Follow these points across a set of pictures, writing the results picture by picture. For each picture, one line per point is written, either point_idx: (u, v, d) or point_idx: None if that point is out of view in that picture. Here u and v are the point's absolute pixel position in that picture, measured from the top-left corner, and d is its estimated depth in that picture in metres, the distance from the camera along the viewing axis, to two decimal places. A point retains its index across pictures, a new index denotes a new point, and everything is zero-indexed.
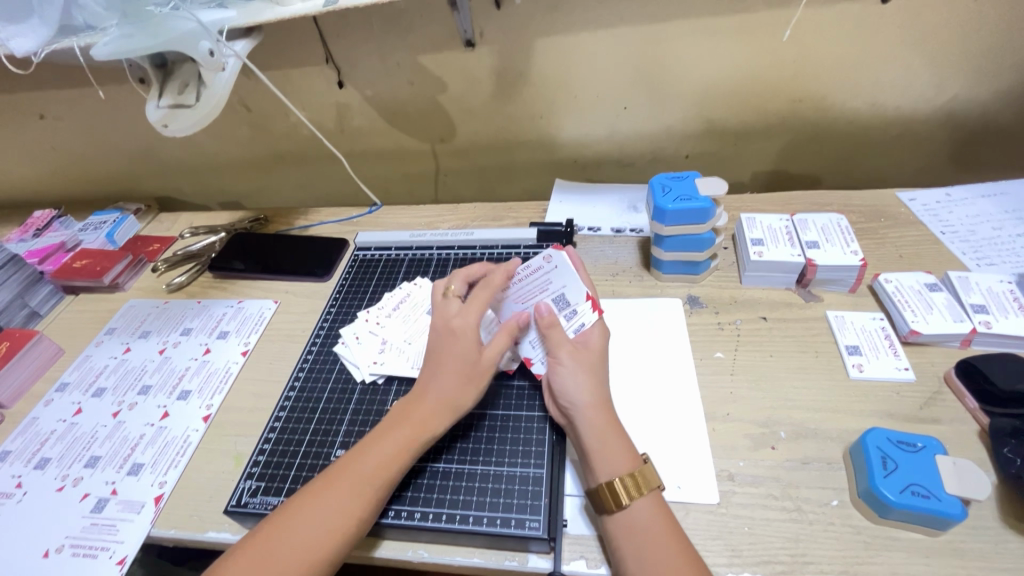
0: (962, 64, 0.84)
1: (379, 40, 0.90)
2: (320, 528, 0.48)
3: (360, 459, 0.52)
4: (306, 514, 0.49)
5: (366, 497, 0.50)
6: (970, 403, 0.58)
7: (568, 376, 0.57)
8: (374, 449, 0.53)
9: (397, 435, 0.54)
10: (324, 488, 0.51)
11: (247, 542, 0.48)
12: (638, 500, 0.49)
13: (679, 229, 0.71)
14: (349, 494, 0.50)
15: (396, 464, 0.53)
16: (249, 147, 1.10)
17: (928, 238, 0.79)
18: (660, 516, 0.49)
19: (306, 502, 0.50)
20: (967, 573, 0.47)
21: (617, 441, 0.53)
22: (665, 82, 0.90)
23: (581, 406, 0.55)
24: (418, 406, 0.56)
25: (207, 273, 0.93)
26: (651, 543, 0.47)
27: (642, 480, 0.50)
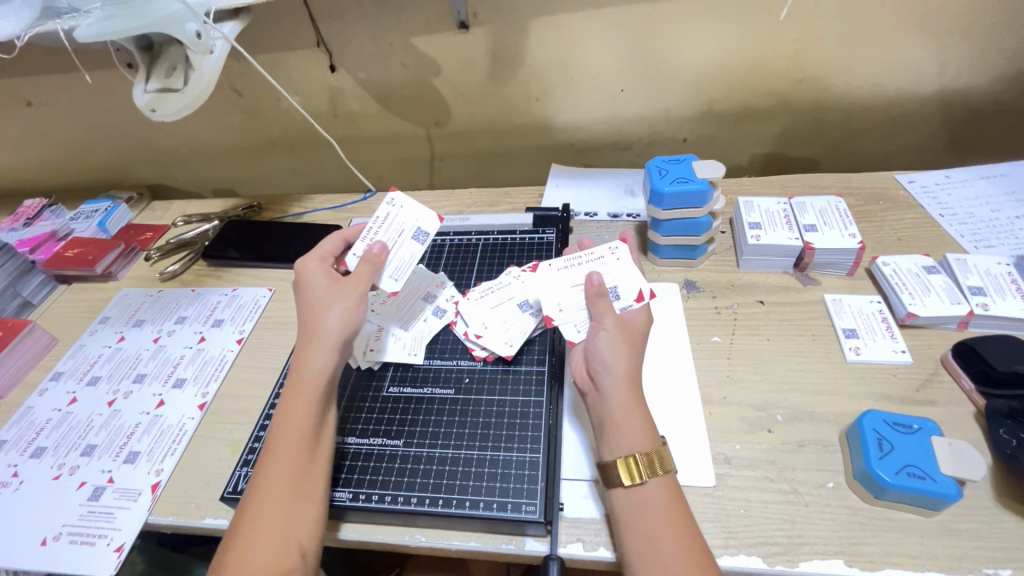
0: (963, 43, 0.83)
1: (371, 21, 0.88)
2: (275, 505, 0.48)
3: (275, 434, 0.52)
4: (260, 499, 0.48)
5: (299, 459, 0.51)
6: (966, 384, 0.58)
7: (606, 343, 0.55)
8: (287, 418, 0.53)
9: (296, 397, 0.54)
10: (263, 470, 0.50)
11: (225, 543, 0.47)
12: (651, 479, 0.49)
13: (676, 212, 0.71)
14: (287, 464, 0.50)
15: (308, 419, 0.53)
16: (241, 133, 1.09)
17: (927, 220, 0.78)
18: (672, 500, 0.48)
19: (254, 489, 0.49)
20: (961, 552, 0.48)
21: (638, 421, 0.52)
22: (663, 63, 0.89)
23: (614, 368, 0.54)
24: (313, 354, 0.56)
25: (201, 261, 0.92)
26: (660, 523, 0.47)
27: (658, 461, 0.50)
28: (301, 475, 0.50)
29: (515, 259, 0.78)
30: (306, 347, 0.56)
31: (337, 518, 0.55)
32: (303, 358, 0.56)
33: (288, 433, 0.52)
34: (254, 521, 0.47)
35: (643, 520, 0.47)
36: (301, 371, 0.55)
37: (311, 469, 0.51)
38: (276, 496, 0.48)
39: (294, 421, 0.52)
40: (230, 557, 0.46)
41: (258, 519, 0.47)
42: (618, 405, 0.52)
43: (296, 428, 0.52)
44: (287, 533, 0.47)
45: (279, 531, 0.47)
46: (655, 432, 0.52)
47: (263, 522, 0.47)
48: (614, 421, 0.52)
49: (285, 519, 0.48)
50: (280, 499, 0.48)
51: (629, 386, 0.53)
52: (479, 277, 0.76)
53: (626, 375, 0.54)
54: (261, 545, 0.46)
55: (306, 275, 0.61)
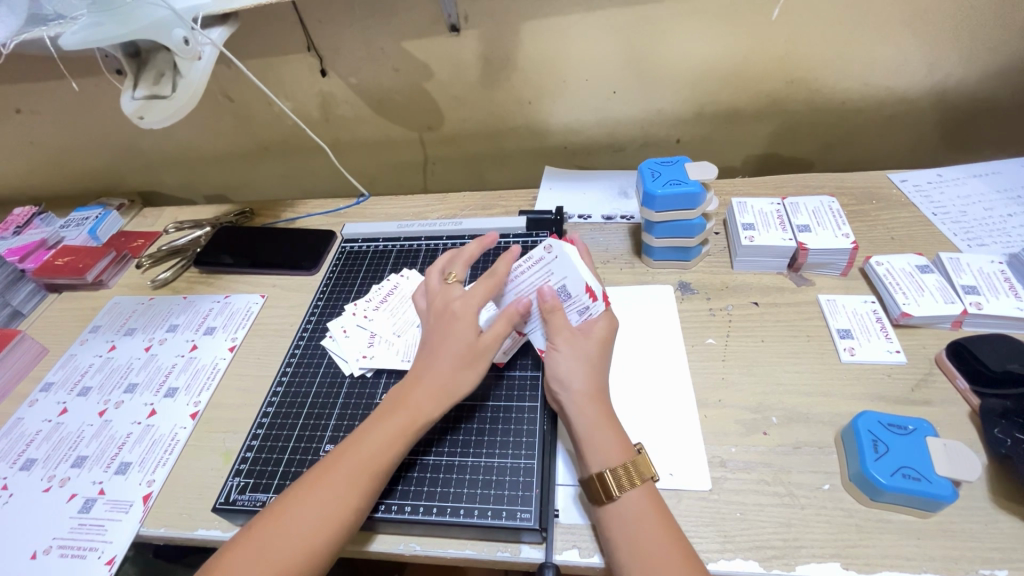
0: (953, 43, 0.83)
1: (362, 26, 0.88)
2: (320, 516, 0.47)
3: (358, 447, 0.52)
4: (309, 504, 0.48)
5: (368, 485, 0.50)
6: (961, 384, 0.58)
7: (562, 364, 0.55)
8: (372, 436, 0.52)
9: (397, 424, 0.53)
10: (325, 474, 0.50)
11: (245, 540, 0.46)
12: (629, 491, 0.49)
13: (669, 214, 0.71)
14: (350, 484, 0.50)
15: (396, 449, 0.52)
16: (232, 138, 1.08)
17: (920, 219, 0.78)
18: (653, 508, 0.48)
19: (307, 489, 0.49)
20: (958, 553, 0.47)
21: (608, 436, 0.52)
22: (655, 65, 0.89)
23: (567, 385, 0.55)
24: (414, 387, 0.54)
25: (193, 268, 0.92)
26: (644, 531, 0.47)
27: (635, 471, 0.49)
28: (359, 498, 0.49)
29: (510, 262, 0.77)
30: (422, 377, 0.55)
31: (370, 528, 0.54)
32: (420, 388, 0.54)
33: (367, 453, 0.51)
34: (292, 524, 0.47)
35: (623, 530, 0.47)
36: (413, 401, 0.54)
37: (365, 497, 0.50)
38: (327, 509, 0.48)
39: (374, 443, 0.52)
40: (247, 548, 0.46)
41: (298, 523, 0.47)
42: (589, 423, 0.53)
43: (379, 451, 0.51)
44: (315, 548, 0.46)
45: (312, 545, 0.46)
46: (627, 442, 0.52)
47: (302, 527, 0.47)
48: (583, 436, 0.52)
49: (323, 533, 0.47)
50: (327, 514, 0.48)
51: (595, 405, 0.53)
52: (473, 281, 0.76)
53: (586, 394, 0.54)
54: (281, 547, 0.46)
55: (459, 314, 0.56)
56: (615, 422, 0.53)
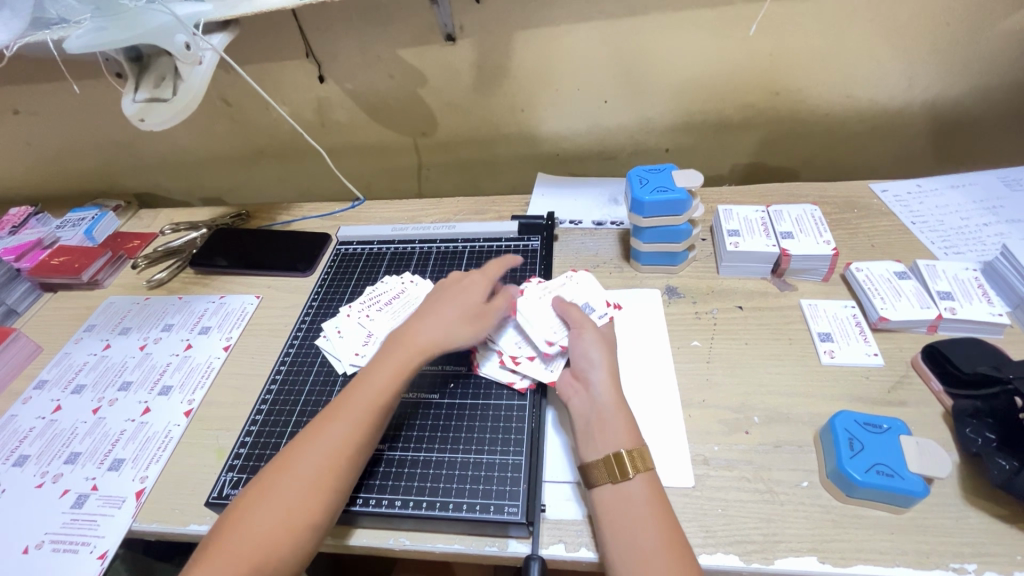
0: (930, 58, 0.86)
1: (360, 33, 0.90)
2: (324, 456, 0.51)
3: (357, 390, 0.56)
4: (315, 445, 0.52)
5: (369, 421, 0.54)
6: (935, 386, 0.60)
7: (591, 344, 0.60)
8: (373, 379, 0.56)
9: (397, 364, 0.58)
10: (328, 418, 0.54)
11: (258, 484, 0.50)
12: (635, 476, 0.51)
13: (656, 221, 0.73)
14: (355, 418, 0.54)
15: (392, 391, 0.56)
16: (229, 141, 1.09)
17: (899, 228, 0.81)
18: (652, 495, 0.50)
19: (314, 434, 0.53)
20: (929, 548, 0.49)
21: (621, 423, 0.54)
22: (645, 75, 0.92)
23: (591, 363, 0.58)
24: (414, 337, 0.60)
25: (188, 269, 0.93)
26: (640, 519, 0.48)
27: (639, 457, 0.52)
28: (359, 437, 0.53)
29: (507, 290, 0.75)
30: (410, 335, 0.60)
31: (349, 523, 0.55)
32: (408, 340, 0.60)
33: (366, 394, 0.55)
34: (299, 467, 0.51)
35: (623, 516, 0.49)
36: (403, 350, 0.59)
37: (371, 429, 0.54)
38: (329, 449, 0.52)
39: (374, 386, 0.56)
40: (265, 489, 0.49)
41: (306, 463, 0.51)
42: (604, 407, 0.55)
43: (379, 393, 0.55)
44: (323, 488, 0.50)
45: (321, 483, 0.50)
46: (637, 432, 0.54)
47: (310, 466, 0.50)
48: (599, 420, 0.55)
49: (329, 472, 0.51)
50: (330, 454, 0.51)
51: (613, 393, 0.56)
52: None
53: (610, 371, 0.58)
54: (290, 487, 0.49)
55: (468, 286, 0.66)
56: (628, 413, 0.55)
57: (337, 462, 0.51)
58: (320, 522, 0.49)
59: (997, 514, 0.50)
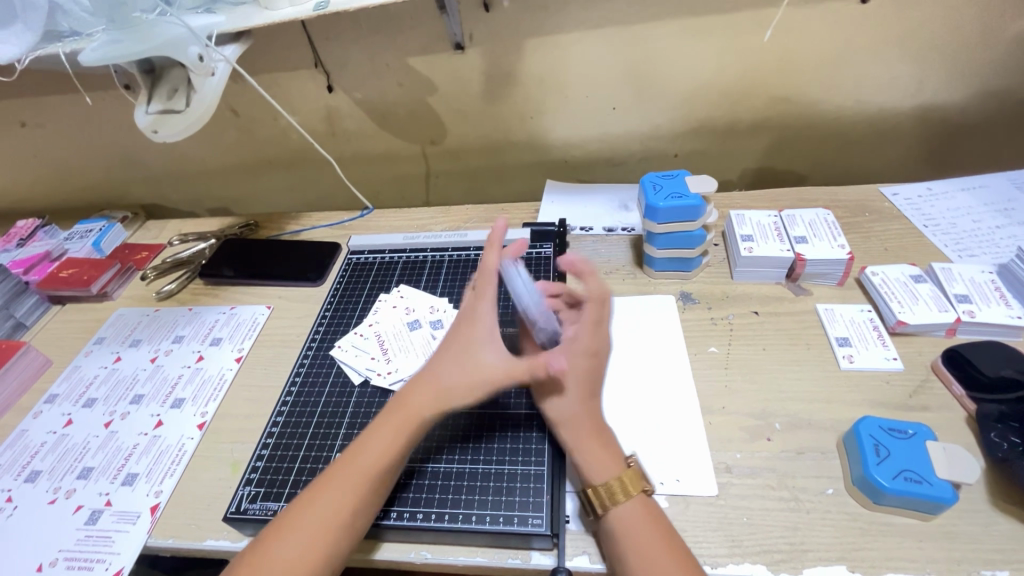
0: (939, 62, 0.87)
1: (369, 43, 0.90)
2: (315, 523, 0.48)
3: (358, 452, 0.53)
4: (309, 510, 0.49)
5: (363, 493, 0.50)
6: (957, 390, 0.60)
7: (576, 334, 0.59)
8: (369, 444, 0.53)
9: (394, 428, 0.54)
10: (325, 482, 0.51)
11: (244, 552, 0.48)
12: (625, 501, 0.51)
13: (670, 226, 0.73)
14: (350, 488, 0.50)
15: (394, 455, 0.53)
16: (237, 152, 1.09)
17: (911, 230, 0.81)
18: (646, 521, 0.50)
19: (310, 498, 0.50)
20: (959, 555, 0.49)
21: (598, 447, 0.55)
22: (654, 82, 0.92)
23: (570, 379, 0.57)
24: (414, 395, 0.56)
25: (197, 280, 0.92)
26: (637, 542, 0.48)
27: (631, 483, 0.52)
28: (356, 502, 0.50)
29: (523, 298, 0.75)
30: (417, 388, 0.56)
31: (375, 537, 0.54)
32: (410, 396, 0.56)
33: (368, 456, 0.52)
34: (290, 532, 0.48)
35: (623, 541, 0.49)
36: (403, 410, 0.55)
37: (366, 502, 0.51)
38: (322, 514, 0.49)
39: (375, 447, 0.53)
40: (256, 553, 0.47)
41: (297, 527, 0.48)
42: (580, 432, 0.56)
43: (383, 454, 0.52)
44: (314, 557, 0.47)
45: (311, 553, 0.47)
46: (619, 454, 0.55)
47: (300, 533, 0.48)
48: (577, 445, 0.55)
49: (321, 540, 0.48)
50: (322, 520, 0.49)
51: (591, 419, 0.56)
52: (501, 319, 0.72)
53: (586, 364, 0.58)
54: (280, 550, 0.47)
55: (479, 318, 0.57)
56: (605, 435, 0.56)
57: (330, 532, 0.48)
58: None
59: None
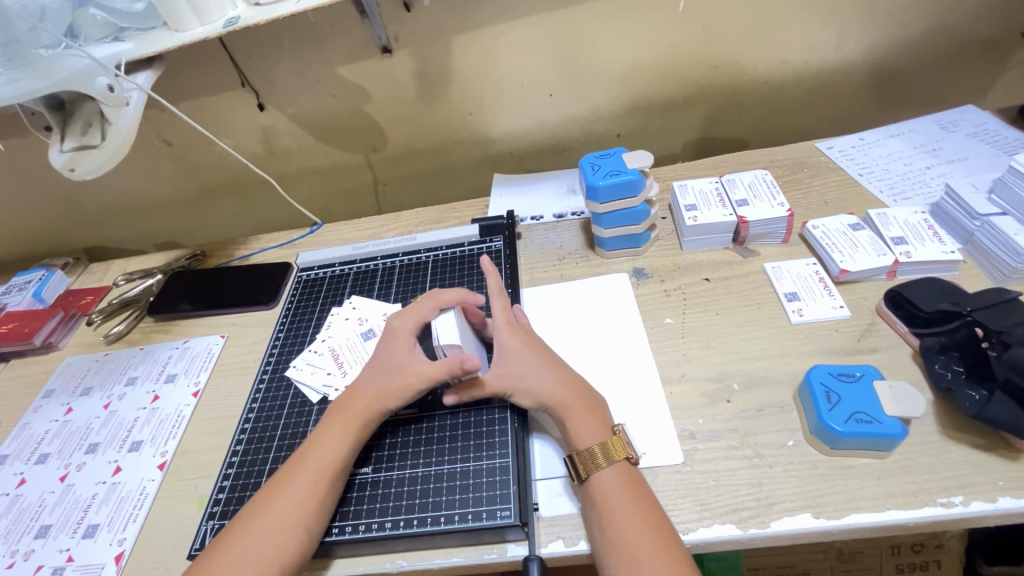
0: (855, 15, 0.89)
1: (294, 57, 0.89)
2: (272, 526, 0.49)
3: (309, 454, 0.54)
4: (264, 514, 0.50)
5: (318, 488, 0.52)
6: (901, 328, 0.61)
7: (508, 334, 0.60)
8: (321, 444, 0.54)
9: (341, 426, 0.55)
10: (280, 485, 0.52)
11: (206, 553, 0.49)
12: (608, 468, 0.51)
13: (613, 205, 0.73)
14: (305, 485, 0.52)
15: (345, 452, 0.54)
16: (174, 182, 1.06)
17: (848, 180, 0.83)
18: (627, 483, 0.50)
19: (266, 502, 0.51)
20: (917, 487, 0.50)
21: (586, 417, 0.54)
22: (584, 65, 0.92)
23: (516, 359, 0.58)
24: (355, 396, 0.57)
25: (147, 319, 0.89)
26: (620, 506, 0.49)
27: (613, 449, 0.52)
28: (311, 502, 0.51)
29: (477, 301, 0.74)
30: (359, 389, 0.58)
31: (323, 556, 0.54)
32: (356, 399, 0.57)
33: (324, 455, 0.54)
34: (245, 538, 0.49)
35: (600, 504, 0.50)
36: (347, 410, 0.56)
37: (323, 498, 0.52)
38: (279, 516, 0.50)
39: (328, 445, 0.54)
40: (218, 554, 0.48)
41: (254, 531, 0.49)
42: (568, 406, 0.55)
43: (337, 451, 0.54)
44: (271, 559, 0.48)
45: (268, 555, 0.48)
46: (603, 422, 0.55)
47: (255, 538, 0.49)
48: (565, 415, 0.55)
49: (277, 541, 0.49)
50: (279, 523, 0.49)
51: (568, 388, 0.56)
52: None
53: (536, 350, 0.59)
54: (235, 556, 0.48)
55: (402, 337, 0.60)
56: (593, 404, 0.56)
57: (286, 532, 0.49)
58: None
59: (974, 444, 0.51)
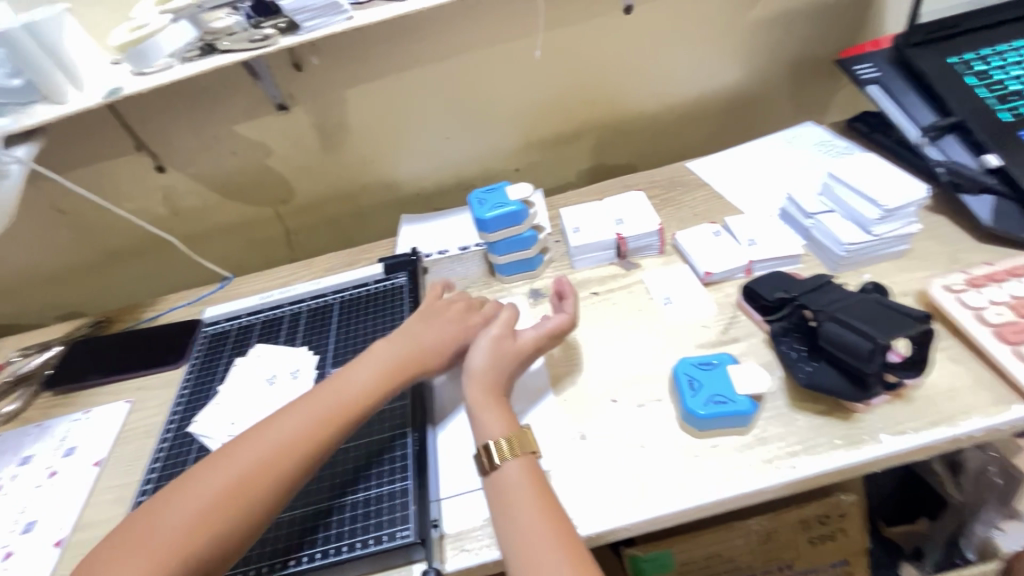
0: (703, 52, 1.02)
1: (190, 119, 0.92)
2: (220, 483, 0.52)
3: (275, 422, 0.57)
4: (219, 469, 0.53)
5: (235, 500, 0.52)
6: (757, 318, 0.69)
7: (479, 352, 0.64)
8: (253, 444, 0.55)
9: (280, 438, 0.55)
10: (239, 446, 0.55)
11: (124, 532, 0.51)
12: (512, 459, 0.55)
13: (502, 233, 0.79)
14: (227, 489, 0.52)
15: (275, 464, 0.54)
16: (75, 250, 1.04)
17: (714, 194, 0.93)
18: (528, 475, 0.54)
19: (222, 459, 0.54)
20: (770, 455, 0.57)
21: (494, 412, 0.59)
22: (474, 108, 1.00)
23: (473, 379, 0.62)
24: (309, 405, 0.58)
25: (45, 393, 0.86)
26: (521, 497, 0.52)
27: (518, 441, 0.56)
28: (229, 506, 0.51)
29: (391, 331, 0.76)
30: (319, 397, 0.59)
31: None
32: (310, 407, 0.58)
33: (294, 418, 0.57)
34: (194, 489, 0.52)
35: (500, 499, 0.53)
36: (289, 422, 0.57)
37: (242, 508, 0.52)
38: (191, 508, 0.51)
39: (301, 417, 0.57)
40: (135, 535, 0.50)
41: (237, 463, 0.54)
42: (478, 404, 0.60)
43: (301, 426, 0.56)
44: (210, 524, 0.50)
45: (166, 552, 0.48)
46: (511, 420, 0.59)
47: (238, 471, 0.53)
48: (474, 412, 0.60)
49: (226, 503, 0.52)
50: (186, 520, 0.50)
51: (481, 383, 0.61)
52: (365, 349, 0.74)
53: (484, 377, 0.62)
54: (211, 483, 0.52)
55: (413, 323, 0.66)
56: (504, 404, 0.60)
57: (234, 494, 0.52)
58: (210, 554, 0.50)
59: (815, 411, 0.59)
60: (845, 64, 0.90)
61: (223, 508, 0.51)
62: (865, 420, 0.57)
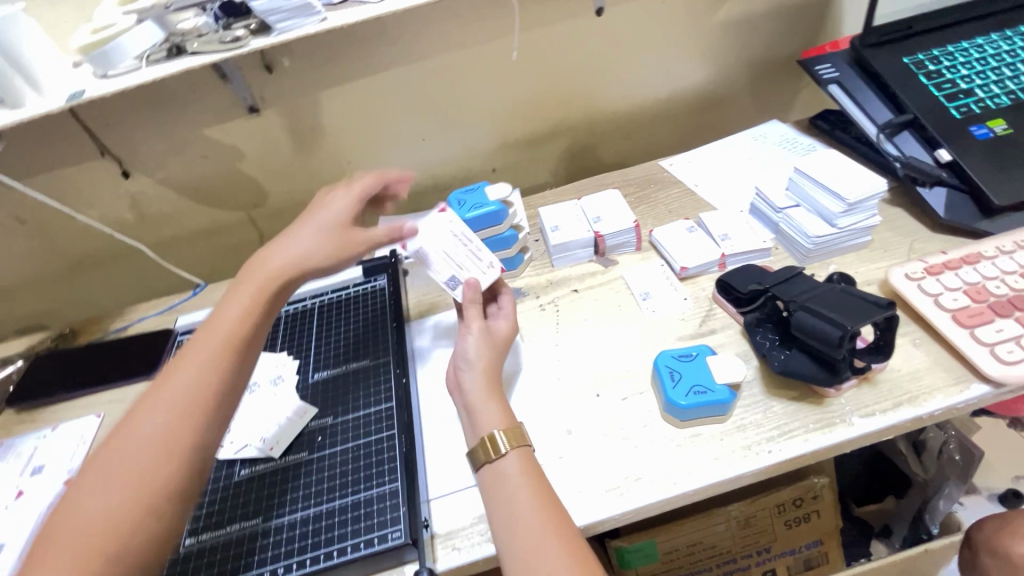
0: (672, 53, 1.05)
1: (157, 122, 0.89)
2: (140, 444, 0.46)
3: (176, 364, 0.51)
4: (127, 440, 0.46)
5: (163, 449, 0.46)
6: (732, 310, 0.72)
7: (472, 343, 0.63)
8: (159, 396, 0.49)
9: (184, 375, 0.50)
10: (143, 402, 0.49)
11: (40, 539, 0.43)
12: (511, 452, 0.54)
13: (481, 234, 0.80)
14: (150, 446, 0.46)
15: (190, 399, 0.49)
16: (35, 260, 1.00)
17: (687, 191, 0.96)
18: (525, 467, 0.54)
19: (124, 427, 0.47)
20: (749, 441, 0.59)
21: (492, 407, 0.58)
22: (449, 109, 1.00)
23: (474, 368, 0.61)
24: (207, 339, 0.53)
25: (7, 411, 0.82)
26: (517, 489, 0.52)
27: (515, 435, 0.56)
28: (154, 460, 0.46)
29: (373, 335, 0.76)
30: (214, 329, 0.54)
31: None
32: (207, 338, 0.53)
33: (197, 355, 0.51)
34: (111, 461, 0.46)
35: (501, 490, 0.53)
36: (192, 357, 0.51)
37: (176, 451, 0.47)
38: (116, 480, 0.44)
39: (197, 353, 0.52)
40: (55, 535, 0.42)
41: (148, 418, 0.48)
42: (478, 396, 0.59)
43: (204, 358, 0.51)
44: (151, 486, 0.45)
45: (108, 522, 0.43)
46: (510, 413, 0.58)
47: (154, 425, 0.47)
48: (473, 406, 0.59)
49: (155, 460, 0.46)
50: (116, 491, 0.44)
51: (485, 375, 0.61)
52: (348, 355, 0.74)
53: (484, 369, 0.61)
54: (135, 450, 0.46)
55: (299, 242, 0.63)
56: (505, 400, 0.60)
57: (161, 446, 0.46)
58: (160, 508, 0.45)
59: (790, 397, 0.62)
60: (806, 64, 0.93)
61: (159, 461, 0.46)
62: (836, 404, 0.60)
